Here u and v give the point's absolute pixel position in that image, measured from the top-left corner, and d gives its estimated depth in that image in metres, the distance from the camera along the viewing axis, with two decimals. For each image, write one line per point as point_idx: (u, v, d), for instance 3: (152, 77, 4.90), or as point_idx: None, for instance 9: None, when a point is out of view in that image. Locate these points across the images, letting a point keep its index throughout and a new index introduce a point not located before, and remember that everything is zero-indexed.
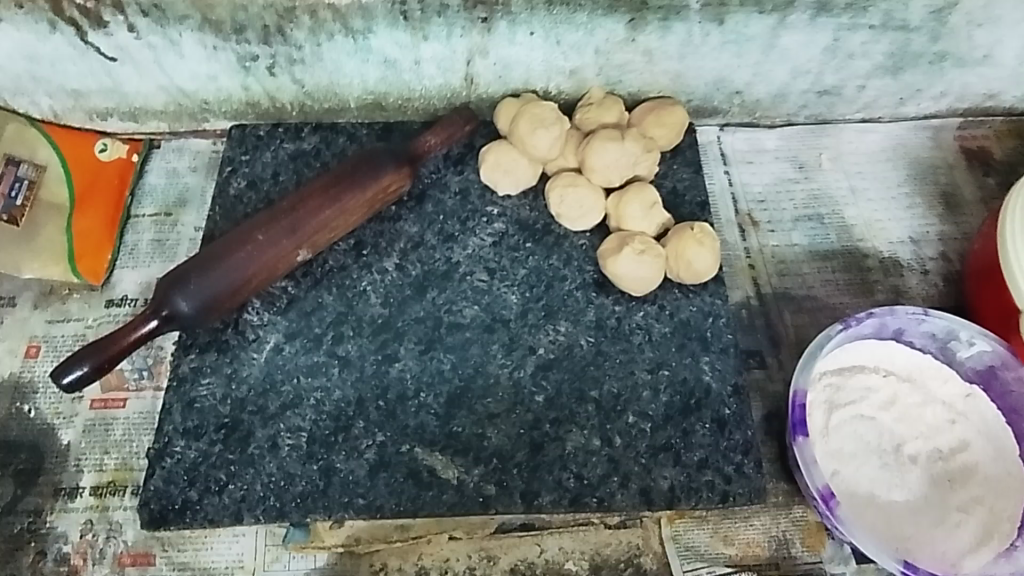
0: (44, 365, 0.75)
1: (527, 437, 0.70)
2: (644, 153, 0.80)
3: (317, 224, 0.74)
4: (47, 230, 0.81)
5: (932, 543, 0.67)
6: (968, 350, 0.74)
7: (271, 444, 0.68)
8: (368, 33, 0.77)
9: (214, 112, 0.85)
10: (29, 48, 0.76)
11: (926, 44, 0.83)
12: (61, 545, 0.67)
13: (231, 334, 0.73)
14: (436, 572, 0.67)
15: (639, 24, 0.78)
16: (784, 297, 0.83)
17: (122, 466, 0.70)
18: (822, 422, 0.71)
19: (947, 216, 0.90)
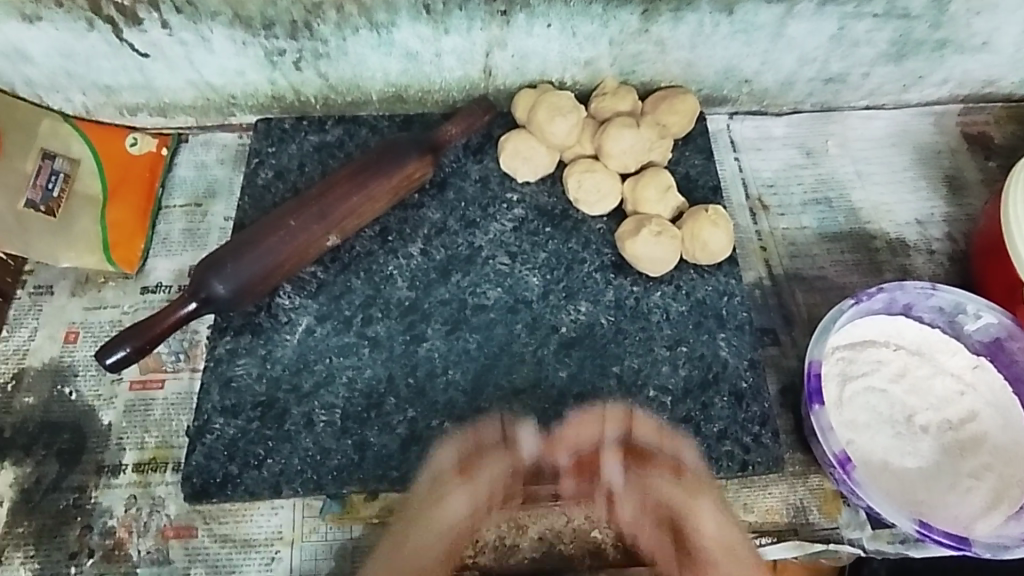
0: (83, 349, 0.78)
1: (552, 412, 0.73)
2: (658, 140, 0.84)
3: (345, 211, 0.77)
4: (83, 222, 0.83)
5: (945, 507, 0.70)
6: (975, 323, 0.77)
7: (307, 421, 0.71)
8: (391, 26, 0.80)
9: (240, 106, 0.88)
10: (66, 46, 0.79)
11: (928, 31, 0.86)
12: (106, 519, 0.69)
13: (265, 317, 0.76)
14: (467, 541, 0.69)
15: (652, 15, 0.81)
16: (796, 277, 0.86)
17: (163, 444, 0.72)
18: (835, 393, 0.74)
19: (951, 198, 0.92)
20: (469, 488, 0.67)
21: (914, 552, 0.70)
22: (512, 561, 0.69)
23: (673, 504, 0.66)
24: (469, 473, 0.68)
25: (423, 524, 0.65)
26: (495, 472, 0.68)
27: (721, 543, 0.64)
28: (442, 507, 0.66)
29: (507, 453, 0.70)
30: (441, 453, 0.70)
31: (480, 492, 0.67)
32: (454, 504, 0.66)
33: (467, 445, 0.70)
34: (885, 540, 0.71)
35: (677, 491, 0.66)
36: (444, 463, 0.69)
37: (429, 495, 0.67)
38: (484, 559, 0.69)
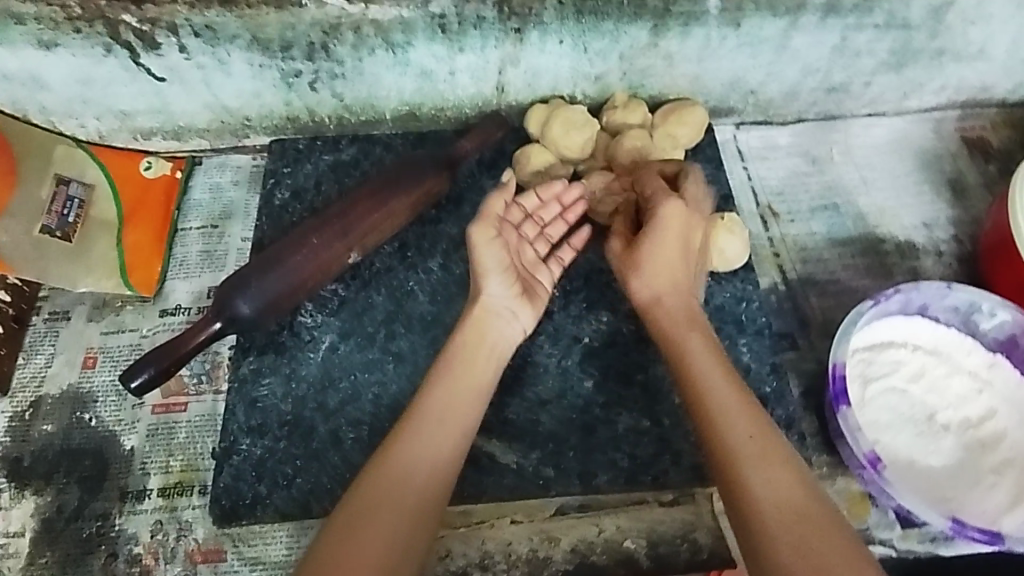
0: (102, 374, 0.77)
1: (579, 421, 0.73)
2: (670, 150, 0.85)
3: (366, 227, 0.77)
4: (99, 245, 0.83)
5: (972, 503, 0.71)
6: (990, 321, 0.78)
7: (335, 438, 0.71)
8: (407, 46, 0.81)
9: (254, 128, 0.89)
10: (83, 72, 0.80)
11: (926, 41, 0.88)
12: (132, 546, 0.68)
13: (288, 336, 0.76)
14: (500, 556, 0.69)
15: (661, 30, 0.83)
16: (809, 282, 0.87)
17: (188, 467, 0.71)
18: (857, 395, 0.75)
19: (954, 201, 0.95)
20: (494, 270, 0.71)
21: (943, 550, 0.71)
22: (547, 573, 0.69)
23: (670, 266, 0.73)
24: (484, 215, 0.72)
25: (433, 396, 0.64)
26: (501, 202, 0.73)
27: (716, 381, 0.65)
28: (474, 251, 0.71)
29: (536, 231, 0.77)
30: (477, 236, 0.71)
31: (499, 270, 0.71)
32: (488, 254, 0.70)
33: (490, 217, 0.72)
34: (915, 539, 0.71)
35: (678, 257, 0.74)
36: (489, 265, 0.71)
37: (470, 314, 0.70)
38: (518, 572, 0.68)
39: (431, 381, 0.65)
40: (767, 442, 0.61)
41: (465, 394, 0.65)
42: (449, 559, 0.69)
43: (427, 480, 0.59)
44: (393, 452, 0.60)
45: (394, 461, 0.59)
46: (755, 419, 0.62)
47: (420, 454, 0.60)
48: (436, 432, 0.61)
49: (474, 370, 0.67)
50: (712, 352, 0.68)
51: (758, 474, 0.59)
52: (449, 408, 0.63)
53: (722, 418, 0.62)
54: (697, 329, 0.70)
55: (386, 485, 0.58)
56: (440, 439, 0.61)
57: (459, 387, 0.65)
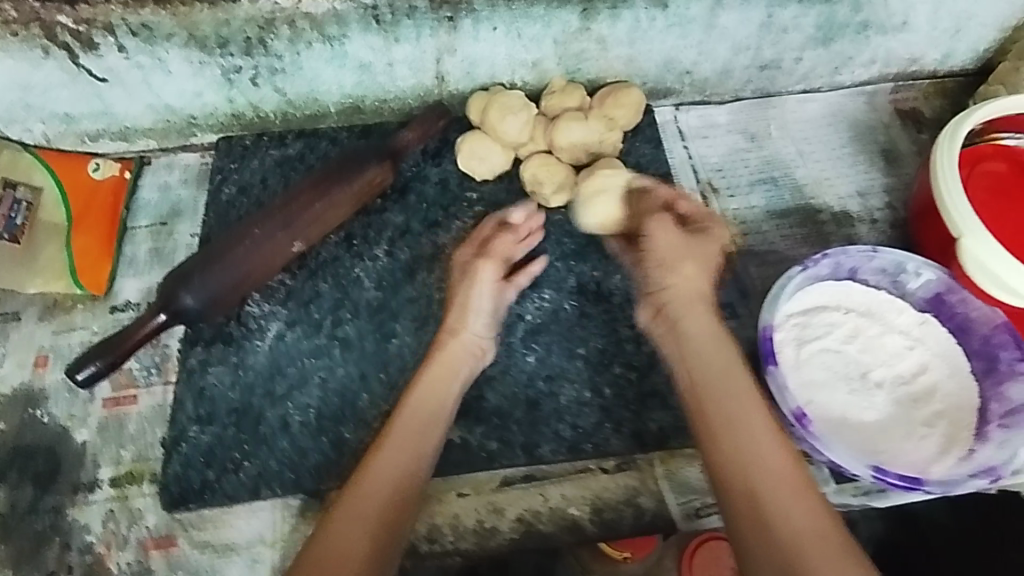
0: (53, 373, 0.78)
1: (523, 395, 0.75)
2: (607, 131, 0.87)
3: (310, 218, 0.79)
4: (48, 249, 0.84)
5: (902, 454, 0.73)
6: (916, 280, 0.81)
7: (283, 422, 0.72)
8: (343, 39, 0.82)
9: (200, 126, 0.90)
10: (22, 77, 0.81)
11: (849, 15, 0.91)
12: (85, 536, 0.69)
13: (235, 326, 0.77)
14: (448, 528, 0.71)
15: (591, 14, 0.85)
16: (749, 254, 0.90)
17: (139, 457, 0.73)
18: (792, 357, 0.77)
19: (888, 169, 0.98)
20: (479, 309, 0.72)
21: (876, 501, 0.74)
22: (493, 543, 0.71)
23: (688, 274, 0.69)
24: (494, 253, 0.76)
25: (397, 435, 0.63)
26: (507, 244, 0.77)
27: (733, 412, 0.62)
28: (472, 289, 0.73)
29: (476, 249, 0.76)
30: (484, 270, 0.74)
31: (486, 313, 0.73)
32: (478, 295, 0.73)
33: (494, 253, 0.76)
34: (850, 493, 0.74)
35: (698, 263, 0.70)
36: (478, 305, 0.73)
37: (437, 350, 0.71)
38: (466, 543, 0.70)
39: (395, 422, 0.65)
40: (793, 483, 0.58)
41: (425, 421, 0.65)
42: None
43: (386, 514, 0.59)
44: (365, 491, 0.60)
45: (363, 495, 0.60)
46: (769, 454, 0.59)
47: (386, 488, 0.61)
48: (396, 451, 0.63)
49: (429, 391, 0.67)
50: (730, 377, 0.63)
51: (789, 521, 0.56)
52: (413, 439, 0.64)
53: (746, 453, 0.59)
54: (727, 357, 0.65)
55: (349, 515, 0.59)
56: (399, 457, 0.62)
57: (421, 422, 0.65)
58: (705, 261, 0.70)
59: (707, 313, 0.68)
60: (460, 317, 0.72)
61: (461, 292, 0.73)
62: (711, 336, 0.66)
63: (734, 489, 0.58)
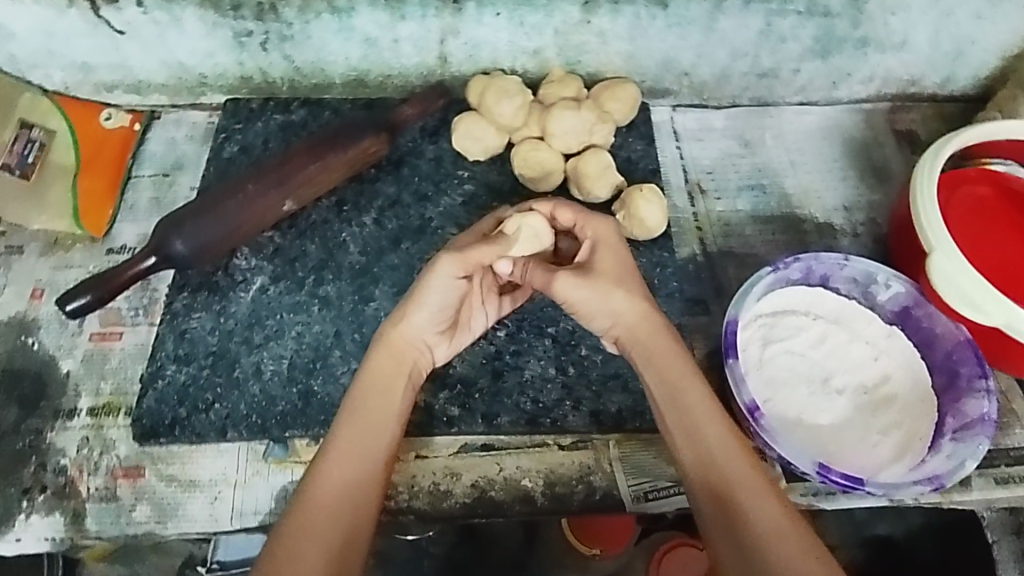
0: (48, 305, 0.82)
1: (489, 366, 0.77)
2: (599, 121, 0.89)
3: (302, 178, 0.82)
4: (55, 189, 0.88)
5: (853, 458, 0.74)
6: (886, 292, 0.83)
7: (256, 369, 0.75)
8: (351, 11, 0.86)
9: (211, 87, 0.94)
10: (47, 23, 0.85)
11: (848, 30, 0.93)
12: (60, 458, 0.72)
13: (222, 276, 0.80)
14: (404, 487, 0.73)
15: (592, 7, 0.87)
16: (728, 255, 0.92)
17: (117, 391, 0.76)
18: (755, 355, 0.79)
19: (877, 186, 0.99)
20: (425, 308, 0.68)
21: (825, 504, 0.75)
22: (446, 505, 0.73)
23: (626, 302, 0.68)
24: (461, 256, 0.67)
25: (354, 416, 0.64)
26: (479, 252, 0.68)
27: (688, 421, 0.64)
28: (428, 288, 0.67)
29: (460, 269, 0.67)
30: (435, 272, 0.66)
31: (433, 308, 0.68)
32: (435, 293, 0.67)
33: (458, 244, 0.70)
34: (799, 492, 0.75)
35: (627, 284, 0.68)
36: (429, 300, 0.68)
37: (381, 339, 0.69)
38: (419, 503, 0.73)
39: (352, 404, 0.65)
40: (756, 482, 0.61)
41: (380, 402, 0.66)
42: None
43: (353, 485, 0.61)
44: (331, 467, 0.62)
45: (329, 470, 0.61)
46: (729, 460, 0.62)
47: (353, 463, 0.62)
48: (357, 426, 0.64)
49: (381, 374, 0.67)
50: (682, 390, 0.65)
51: (755, 521, 0.59)
52: (370, 416, 0.65)
53: (711, 460, 0.62)
54: (675, 367, 0.66)
55: (314, 504, 0.60)
56: (360, 432, 0.64)
57: (375, 403, 0.65)
58: (625, 282, 0.68)
59: (659, 330, 0.67)
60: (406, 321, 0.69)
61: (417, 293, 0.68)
62: (662, 357, 0.66)
63: (701, 497, 0.62)
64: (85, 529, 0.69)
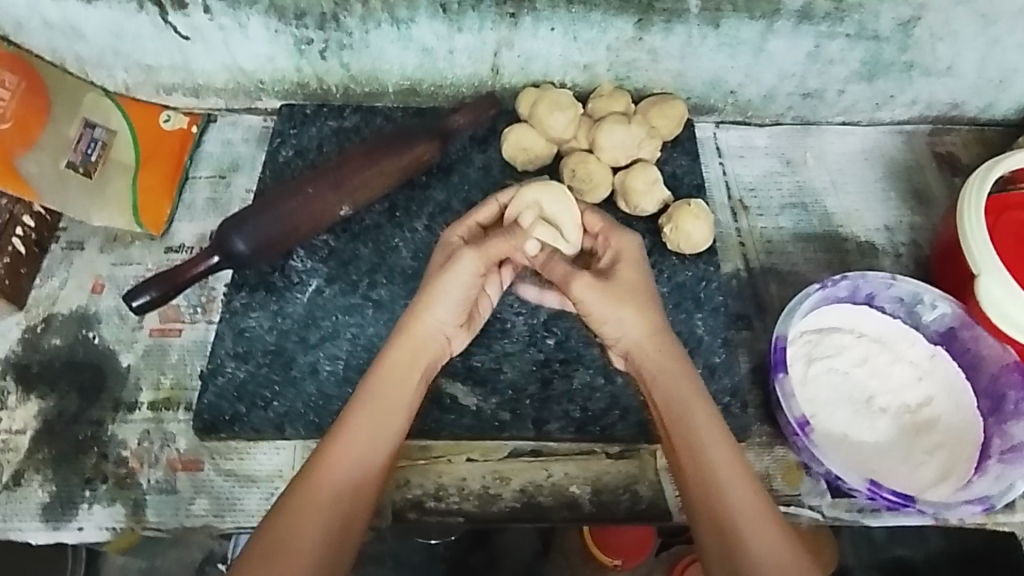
0: (108, 299, 0.84)
1: (539, 373, 0.79)
2: (647, 137, 0.91)
3: (359, 183, 0.84)
4: (116, 185, 0.89)
5: (899, 478, 0.76)
6: (931, 313, 0.83)
7: (312, 369, 0.77)
8: (410, 23, 0.88)
9: (267, 91, 0.96)
10: (115, 25, 0.88)
11: (896, 54, 0.94)
12: (121, 450, 0.75)
13: (278, 277, 0.82)
14: (454, 489, 0.75)
15: (646, 25, 0.89)
16: (770, 271, 0.93)
17: (177, 385, 0.78)
18: (801, 372, 0.80)
19: (918, 209, 1.00)
20: (448, 294, 0.69)
21: (869, 521, 0.76)
22: (495, 508, 0.74)
23: (635, 319, 0.70)
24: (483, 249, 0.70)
25: (365, 407, 0.64)
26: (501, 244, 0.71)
27: (694, 434, 0.64)
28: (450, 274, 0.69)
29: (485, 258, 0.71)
30: (461, 260, 0.69)
31: (455, 300, 0.69)
32: (453, 284, 0.69)
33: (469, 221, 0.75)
34: (843, 508, 0.76)
35: (637, 304, 0.70)
36: (448, 294, 0.69)
37: (403, 330, 0.69)
38: (469, 505, 0.74)
39: (364, 396, 0.65)
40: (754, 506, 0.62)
41: (391, 404, 0.65)
42: (406, 488, 0.74)
43: (353, 480, 0.61)
44: (336, 455, 0.61)
45: (334, 459, 0.61)
46: (727, 477, 0.63)
47: (359, 457, 0.62)
48: (366, 419, 0.64)
49: (396, 366, 0.67)
50: (687, 407, 0.66)
51: (749, 541, 0.60)
52: (381, 411, 0.64)
53: (710, 473, 0.63)
54: (683, 386, 0.67)
55: (314, 498, 0.60)
56: (369, 426, 0.63)
57: (387, 397, 0.65)
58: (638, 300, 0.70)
59: (664, 345, 0.69)
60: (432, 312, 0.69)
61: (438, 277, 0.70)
62: (672, 375, 0.67)
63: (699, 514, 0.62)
64: (145, 519, 0.72)
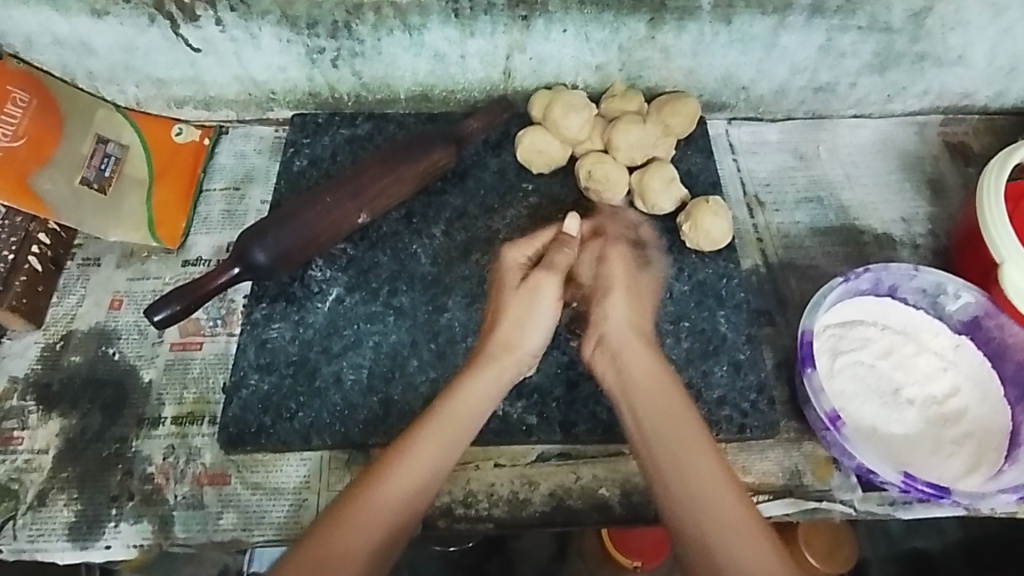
0: (127, 315, 0.84)
1: (564, 376, 0.78)
2: (662, 136, 0.91)
3: (376, 191, 0.84)
4: (131, 200, 0.89)
5: (931, 469, 0.75)
6: (955, 303, 0.83)
7: (336, 379, 0.76)
8: (423, 28, 0.88)
9: (279, 102, 0.96)
10: (127, 40, 0.87)
11: (907, 45, 0.94)
12: (146, 466, 0.74)
13: (298, 287, 0.82)
14: (483, 495, 0.74)
15: (658, 24, 0.89)
16: (789, 266, 0.93)
17: (200, 399, 0.78)
18: (827, 366, 0.79)
19: (933, 199, 1.00)
20: (527, 310, 0.71)
21: (901, 513, 0.75)
22: (525, 514, 0.74)
23: (625, 331, 0.71)
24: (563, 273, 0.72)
25: (435, 432, 0.64)
26: (564, 258, 0.73)
27: (687, 446, 0.63)
28: (526, 295, 0.71)
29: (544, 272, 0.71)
30: (539, 274, 0.71)
31: (544, 325, 0.71)
32: (540, 305, 0.71)
33: (527, 242, 0.75)
34: (874, 501, 0.76)
35: (630, 318, 0.72)
36: (537, 319, 0.71)
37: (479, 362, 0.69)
38: (498, 511, 0.74)
39: (433, 417, 0.65)
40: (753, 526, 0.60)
41: (448, 434, 0.64)
42: (435, 495, 0.74)
43: (405, 503, 0.61)
44: (394, 474, 0.61)
45: (392, 479, 0.61)
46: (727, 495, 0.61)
47: (411, 480, 0.61)
48: (432, 444, 0.63)
49: (473, 391, 0.67)
50: (680, 421, 0.65)
51: (737, 564, 0.58)
52: (444, 437, 0.64)
53: (693, 485, 0.61)
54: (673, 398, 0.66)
55: (356, 524, 0.59)
56: (433, 451, 0.63)
57: (455, 422, 0.65)
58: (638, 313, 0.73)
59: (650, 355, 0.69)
60: (518, 336, 0.70)
61: (518, 299, 0.71)
62: (660, 387, 0.67)
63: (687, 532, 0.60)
64: (173, 535, 0.71)
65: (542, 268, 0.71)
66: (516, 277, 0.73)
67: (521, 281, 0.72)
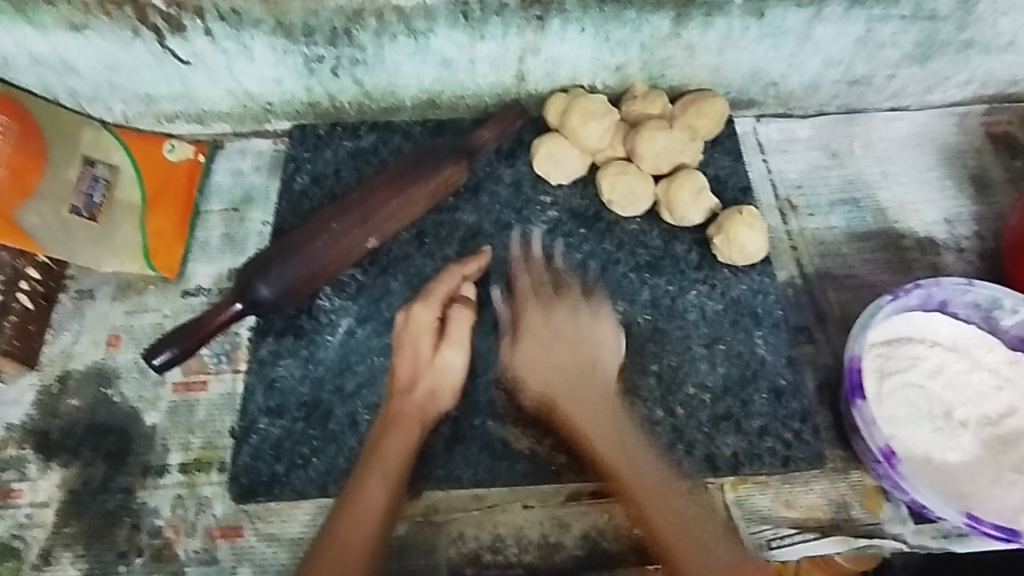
0: (126, 353, 0.79)
1: None
2: (690, 141, 0.84)
3: (386, 214, 0.78)
4: (124, 227, 0.83)
5: (989, 501, 0.70)
6: (1012, 317, 0.78)
7: (351, 421, 0.72)
8: (428, 33, 0.81)
9: (277, 114, 0.90)
10: (110, 56, 0.81)
11: (953, 32, 0.87)
12: (154, 519, 0.70)
13: (306, 320, 0.77)
14: (512, 540, 0.71)
15: (684, 20, 0.82)
16: (827, 276, 0.87)
17: (207, 445, 0.73)
18: (874, 388, 0.74)
19: (977, 197, 0.93)
20: (437, 373, 0.69)
21: (957, 546, 0.71)
22: (558, 558, 0.70)
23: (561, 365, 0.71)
24: (451, 328, 0.71)
25: (375, 476, 0.63)
26: (464, 326, 0.71)
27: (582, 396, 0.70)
28: (441, 372, 0.69)
29: (447, 336, 0.70)
30: (447, 354, 0.70)
31: (451, 388, 0.70)
32: (450, 378, 0.69)
33: (433, 302, 0.72)
34: (929, 534, 0.71)
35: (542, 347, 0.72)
36: (449, 383, 0.69)
37: (385, 422, 0.67)
38: (530, 557, 0.70)
39: (364, 465, 0.64)
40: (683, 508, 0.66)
41: (364, 502, 0.62)
42: (462, 541, 0.70)
43: (362, 551, 0.59)
44: (342, 529, 0.60)
45: (342, 534, 0.60)
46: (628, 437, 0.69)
47: (363, 529, 0.60)
48: (374, 487, 0.63)
49: (383, 449, 0.65)
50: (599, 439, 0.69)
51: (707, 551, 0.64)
52: (385, 477, 0.63)
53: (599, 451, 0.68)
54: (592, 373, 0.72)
55: None
56: (377, 493, 0.62)
57: (389, 459, 0.65)
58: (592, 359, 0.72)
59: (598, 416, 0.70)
60: (430, 400, 0.69)
61: (430, 373, 0.69)
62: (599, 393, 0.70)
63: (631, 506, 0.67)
64: None
65: (449, 345, 0.70)
66: (431, 347, 0.70)
67: (435, 344, 0.70)
